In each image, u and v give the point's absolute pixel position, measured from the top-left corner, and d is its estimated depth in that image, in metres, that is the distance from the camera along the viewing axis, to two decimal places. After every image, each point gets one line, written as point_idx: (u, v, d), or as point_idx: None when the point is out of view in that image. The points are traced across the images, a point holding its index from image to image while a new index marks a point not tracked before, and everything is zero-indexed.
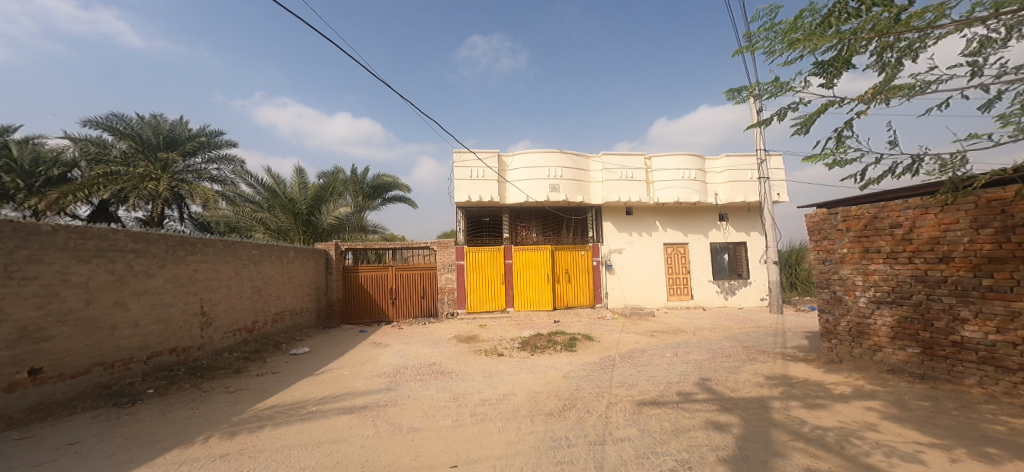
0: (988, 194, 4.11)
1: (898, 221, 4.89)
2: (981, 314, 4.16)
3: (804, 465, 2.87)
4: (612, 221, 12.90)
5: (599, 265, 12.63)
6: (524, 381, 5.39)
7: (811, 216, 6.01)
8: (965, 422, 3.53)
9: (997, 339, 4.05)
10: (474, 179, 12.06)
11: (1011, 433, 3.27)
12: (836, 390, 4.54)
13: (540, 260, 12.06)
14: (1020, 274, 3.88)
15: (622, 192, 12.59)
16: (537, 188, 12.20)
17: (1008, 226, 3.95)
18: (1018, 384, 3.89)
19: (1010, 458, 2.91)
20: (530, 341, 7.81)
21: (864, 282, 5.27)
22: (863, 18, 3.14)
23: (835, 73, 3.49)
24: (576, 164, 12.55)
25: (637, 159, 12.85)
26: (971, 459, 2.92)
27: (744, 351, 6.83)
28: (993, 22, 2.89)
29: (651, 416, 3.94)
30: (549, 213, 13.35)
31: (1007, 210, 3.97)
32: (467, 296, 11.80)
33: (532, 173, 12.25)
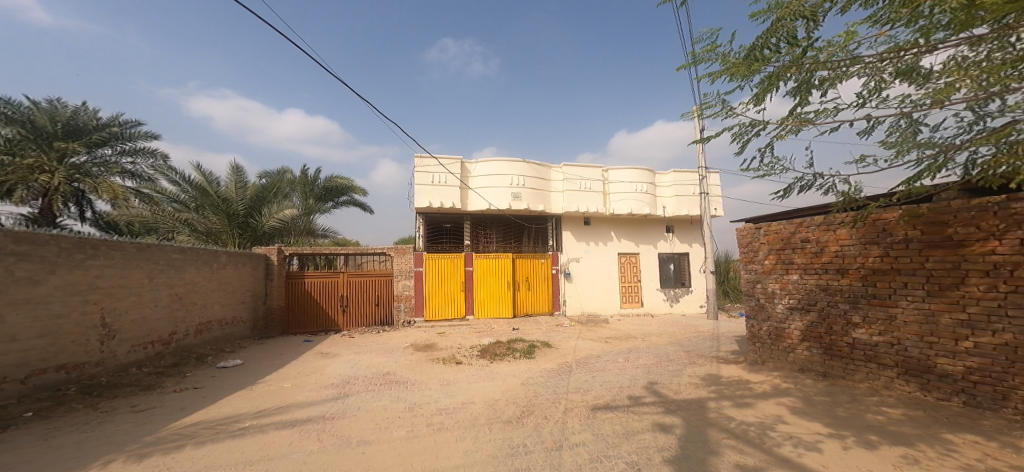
0: (873, 215, 4.73)
1: (808, 236, 5.48)
2: (867, 319, 4.78)
3: (735, 461, 3.08)
4: (571, 231, 13.23)
5: (557, 274, 12.91)
6: (483, 388, 5.33)
7: (741, 231, 6.56)
8: (855, 414, 4.01)
9: (879, 340, 4.67)
10: (435, 185, 11.84)
11: (889, 422, 3.76)
12: (758, 389, 4.98)
13: (501, 269, 12.13)
14: (896, 283, 4.52)
15: (580, 203, 12.99)
16: (499, 196, 12.23)
17: (889, 242, 4.58)
18: (893, 379, 4.53)
19: (889, 443, 3.35)
20: (489, 349, 7.74)
21: (781, 290, 5.84)
22: (777, 49, 3.54)
23: (761, 97, 3.86)
24: (538, 173, 12.76)
25: (594, 171, 13.36)
26: (858, 446, 3.32)
27: (687, 354, 7.29)
28: (885, 66, 3.41)
29: (604, 421, 4.06)
30: (510, 221, 13.52)
31: (887, 229, 4.61)
32: (425, 304, 11.46)
33: (494, 180, 12.28)
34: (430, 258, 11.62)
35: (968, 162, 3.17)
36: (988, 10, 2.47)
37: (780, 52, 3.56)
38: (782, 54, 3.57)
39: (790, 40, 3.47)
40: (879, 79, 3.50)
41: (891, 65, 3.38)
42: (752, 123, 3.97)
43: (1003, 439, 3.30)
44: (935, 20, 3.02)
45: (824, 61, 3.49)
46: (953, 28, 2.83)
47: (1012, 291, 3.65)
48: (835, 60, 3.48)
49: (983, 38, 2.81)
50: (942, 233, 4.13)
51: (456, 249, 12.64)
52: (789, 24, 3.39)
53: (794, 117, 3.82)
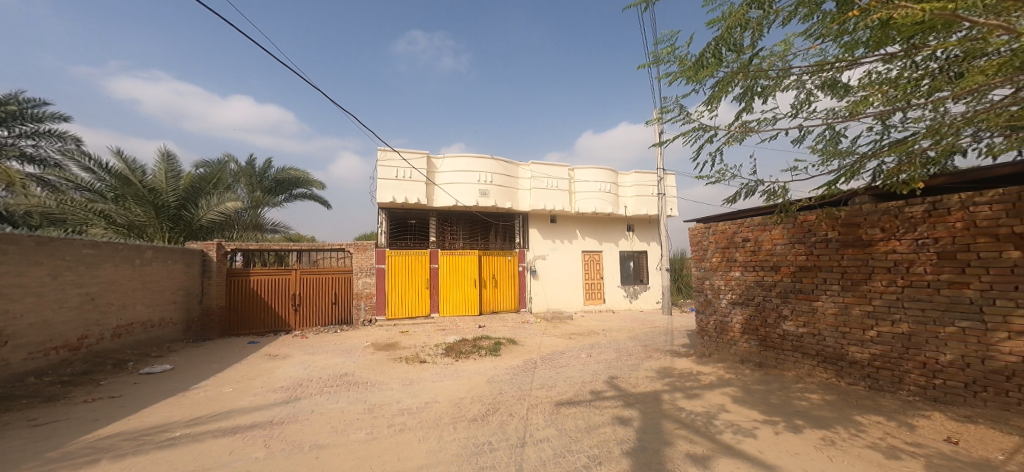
0: (801, 217, 5.16)
1: (748, 235, 5.88)
2: (795, 312, 5.22)
3: (686, 451, 3.26)
4: (537, 228, 13.36)
5: (523, 271, 12.99)
6: (448, 387, 5.26)
7: (693, 230, 6.92)
8: (784, 400, 4.38)
9: (804, 331, 5.13)
10: (400, 180, 11.50)
11: (812, 407, 4.14)
12: (705, 380, 5.29)
13: (467, 266, 12.03)
14: (818, 279, 4.97)
15: (547, 201, 13.11)
16: (466, 192, 12.08)
17: (813, 241, 5.02)
18: (814, 366, 5.00)
19: (811, 427, 3.68)
20: (454, 347, 7.65)
21: (725, 286, 6.24)
22: (726, 55, 3.77)
23: (712, 102, 4.09)
24: (506, 171, 12.73)
25: (560, 169, 13.55)
26: (786, 430, 3.63)
27: (644, 349, 7.60)
28: (816, 78, 3.73)
29: (567, 416, 4.15)
30: (477, 218, 13.48)
31: (811, 229, 5.04)
32: (387, 301, 11.16)
33: (461, 176, 12.11)
34: (393, 255, 11.32)
35: (875, 169, 3.56)
36: (900, 31, 2.77)
37: (728, 59, 3.79)
38: (730, 61, 3.80)
39: (736, 48, 3.72)
40: (811, 90, 3.82)
41: (820, 78, 3.70)
42: (704, 126, 4.20)
43: (899, 418, 3.73)
44: (857, 37, 3.33)
45: (768, 70, 3.75)
46: (871, 46, 3.15)
47: (908, 286, 4.12)
48: (775, 70, 3.75)
49: (893, 56, 3.14)
50: (854, 234, 4.59)
51: (421, 245, 12.46)
52: (735, 33, 3.61)
53: (740, 124, 4.10)
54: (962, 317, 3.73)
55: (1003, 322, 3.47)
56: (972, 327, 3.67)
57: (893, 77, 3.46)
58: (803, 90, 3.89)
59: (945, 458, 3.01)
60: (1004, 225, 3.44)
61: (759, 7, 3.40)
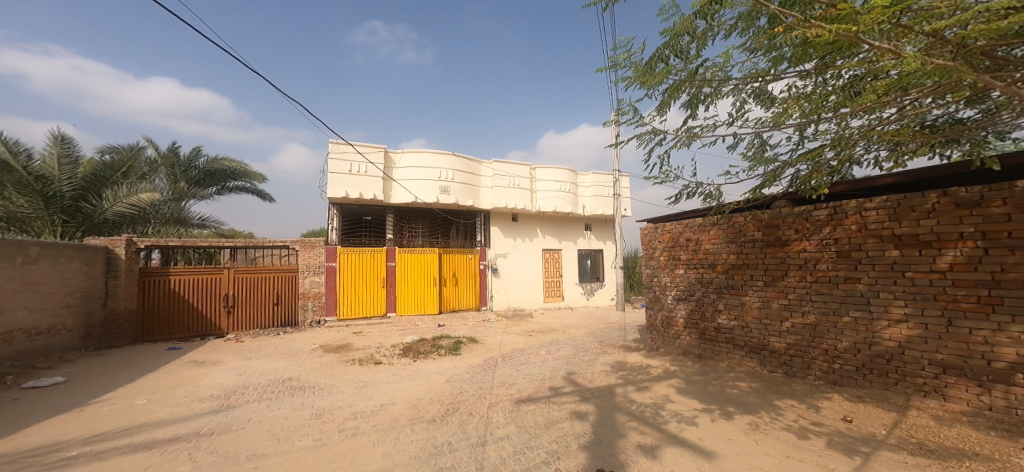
0: (733, 219, 5.56)
1: (690, 235, 6.26)
2: (727, 306, 5.64)
3: (637, 442, 3.41)
4: (498, 226, 13.36)
5: (484, 269, 12.94)
6: (405, 388, 5.13)
7: (644, 230, 7.25)
8: (719, 389, 4.72)
9: (734, 324, 5.55)
10: (354, 174, 11.04)
11: (742, 394, 4.49)
12: (653, 372, 5.58)
13: (426, 264, 11.78)
14: (745, 276, 5.41)
15: (509, 199, 13.10)
16: (426, 189, 11.81)
17: (742, 241, 5.45)
18: (742, 357, 5.43)
19: (740, 413, 4.00)
20: (412, 347, 7.48)
21: (671, 283, 6.59)
22: (674, 63, 3.98)
23: (663, 107, 4.31)
24: (468, 168, 12.59)
25: (522, 168, 13.62)
26: (721, 417, 3.92)
27: (599, 344, 7.86)
28: (748, 90, 4.05)
29: (527, 413, 4.19)
30: (437, 216, 13.02)
31: (741, 229, 5.46)
32: (340, 301, 10.70)
33: (421, 172, 11.82)
34: (347, 252, 10.88)
35: (791, 176, 3.96)
36: (814, 50, 3.09)
37: (676, 67, 4.01)
38: (677, 69, 4.01)
39: (683, 56, 3.94)
40: (744, 100, 4.15)
41: (752, 90, 4.02)
42: (654, 130, 4.42)
43: (808, 401, 4.15)
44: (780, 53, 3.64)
45: (711, 78, 4.00)
46: (791, 62, 3.48)
47: (815, 282, 4.62)
48: (716, 79, 4.02)
49: (808, 73, 3.50)
50: (774, 234, 5.04)
51: (377, 242, 11.93)
52: (681, 41, 3.82)
53: (685, 129, 4.36)
54: (855, 307, 4.25)
55: (885, 311, 4.00)
56: (862, 316, 4.18)
57: (806, 91, 3.81)
58: (738, 99, 4.18)
59: (843, 435, 3.40)
60: (888, 227, 3.98)
61: (704, 19, 3.60)
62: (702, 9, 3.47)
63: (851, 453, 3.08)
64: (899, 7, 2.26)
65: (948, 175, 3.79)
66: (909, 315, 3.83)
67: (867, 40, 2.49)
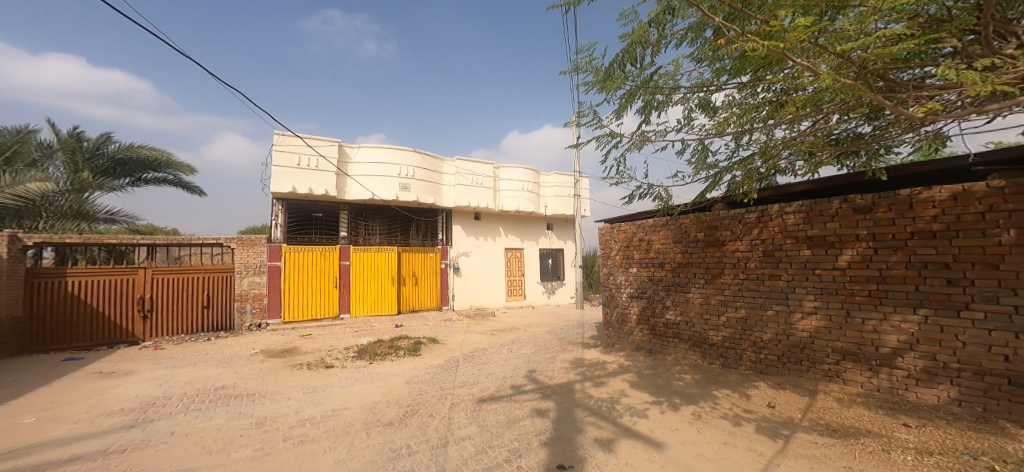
0: (679, 220, 5.87)
1: (643, 236, 6.53)
2: (674, 302, 5.96)
3: (595, 436, 3.52)
4: (460, 225, 13.23)
5: (446, 268, 12.78)
6: (361, 392, 4.95)
7: (601, 230, 7.48)
8: (667, 382, 4.97)
9: (680, 319, 5.88)
10: (303, 169, 10.45)
11: (687, 385, 4.76)
12: (609, 368, 5.77)
13: (384, 263, 11.45)
14: (688, 274, 5.74)
15: (471, 198, 13.04)
16: (384, 186, 11.45)
17: (687, 241, 5.77)
18: (686, 350, 5.75)
19: (685, 404, 4.23)
20: (369, 349, 7.24)
21: (625, 281, 6.86)
22: (630, 69, 4.14)
23: (620, 111, 4.46)
24: (429, 165, 12.34)
25: (485, 167, 13.57)
26: (670, 408, 4.13)
27: (559, 342, 8.01)
28: (695, 99, 4.30)
29: (489, 412, 4.18)
30: (395, 214, 12.91)
31: (686, 230, 5.78)
32: (287, 302, 10.11)
33: (379, 169, 11.46)
34: (293, 251, 10.25)
35: (728, 180, 4.27)
36: (749, 64, 3.33)
37: (631, 73, 4.16)
38: (633, 76, 4.18)
39: (639, 63, 4.10)
40: (691, 108, 4.39)
41: (698, 99, 4.27)
42: (611, 133, 4.57)
43: (740, 389, 4.48)
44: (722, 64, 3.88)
45: (663, 85, 4.19)
46: (731, 74, 3.73)
47: (745, 279, 5.00)
48: (668, 86, 4.21)
49: (745, 86, 3.77)
50: (713, 235, 5.40)
51: (329, 241, 11.44)
52: (638, 48, 3.98)
53: (638, 133, 4.55)
54: (777, 302, 4.66)
55: (799, 305, 4.44)
56: (783, 310, 4.60)
57: (743, 102, 4.12)
58: (686, 107, 4.42)
59: (768, 420, 3.69)
60: (803, 229, 4.43)
61: (658, 28, 3.76)
62: (655, 18, 3.63)
63: (774, 437, 3.34)
64: (817, 28, 2.48)
65: (850, 184, 4.25)
66: (818, 308, 4.28)
67: (791, 56, 2.70)
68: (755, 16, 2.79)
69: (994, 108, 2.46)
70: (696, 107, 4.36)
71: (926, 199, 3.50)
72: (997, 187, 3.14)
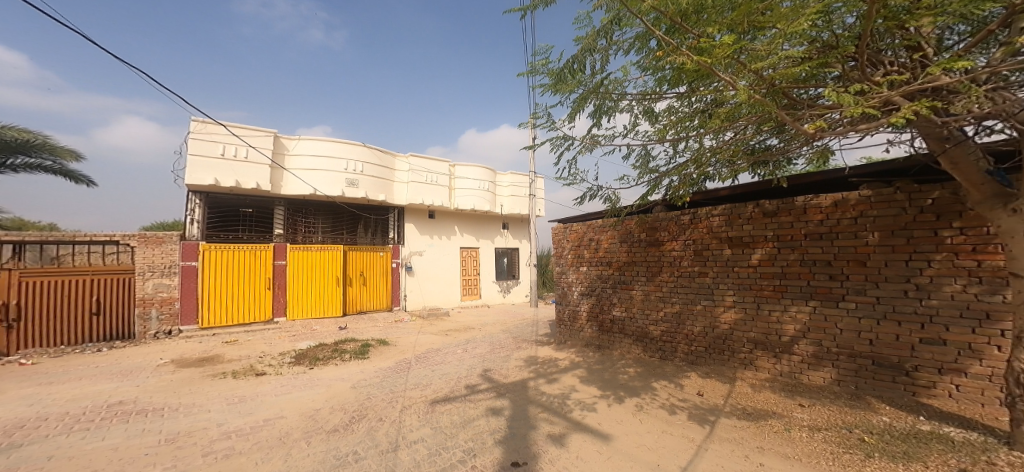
0: (625, 222, 6.14)
1: (594, 236, 6.74)
2: (620, 299, 6.23)
3: (547, 431, 3.59)
4: (413, 223, 12.91)
5: (397, 268, 12.40)
6: (302, 399, 4.68)
7: (554, 230, 7.64)
8: (614, 376, 5.18)
9: (625, 315, 6.15)
10: (227, 159, 9.59)
11: (631, 378, 5.01)
12: (562, 364, 5.92)
13: (327, 263, 10.89)
14: (632, 272, 6.03)
15: (424, 195, 12.75)
16: (328, 181, 10.86)
17: (631, 241, 6.05)
18: (630, 345, 6.04)
19: (628, 396, 4.44)
20: (309, 354, 6.86)
21: (576, 279, 7.06)
22: (580, 74, 4.27)
23: (574, 114, 4.56)
24: (380, 160, 11.89)
25: (440, 164, 13.32)
26: (618, 401, 4.31)
27: (514, 340, 8.07)
28: (639, 107, 4.51)
29: (443, 413, 4.12)
30: (341, 210, 12.17)
31: (631, 231, 6.06)
32: (204, 306, 9.19)
33: (323, 162, 10.85)
34: (211, 250, 9.33)
35: (666, 185, 4.56)
36: (685, 77, 3.58)
37: (581, 77, 4.29)
38: (584, 81, 4.31)
39: (590, 69, 4.23)
40: (636, 115, 4.60)
41: (642, 106, 4.48)
42: (563, 135, 4.67)
43: (674, 380, 4.78)
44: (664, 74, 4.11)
45: (612, 91, 4.35)
46: (670, 84, 3.96)
47: (679, 277, 5.36)
48: (617, 92, 4.38)
49: (683, 96, 4.02)
50: (652, 235, 5.73)
51: (262, 239, 10.58)
52: (590, 55, 4.11)
53: (588, 136, 4.69)
54: (704, 297, 5.04)
55: (721, 299, 4.86)
56: (709, 304, 4.99)
57: (680, 110, 4.35)
58: (632, 113, 4.62)
59: (697, 408, 3.97)
60: (724, 230, 4.86)
61: (605, 36, 3.91)
62: (604, 26, 3.76)
63: (702, 423, 3.60)
64: (738, 46, 2.71)
65: (763, 191, 4.70)
66: (736, 302, 4.72)
67: (717, 71, 2.91)
68: (691, 31, 2.99)
69: (865, 128, 2.80)
70: (640, 114, 4.58)
71: (815, 205, 4.07)
72: (866, 195, 3.75)
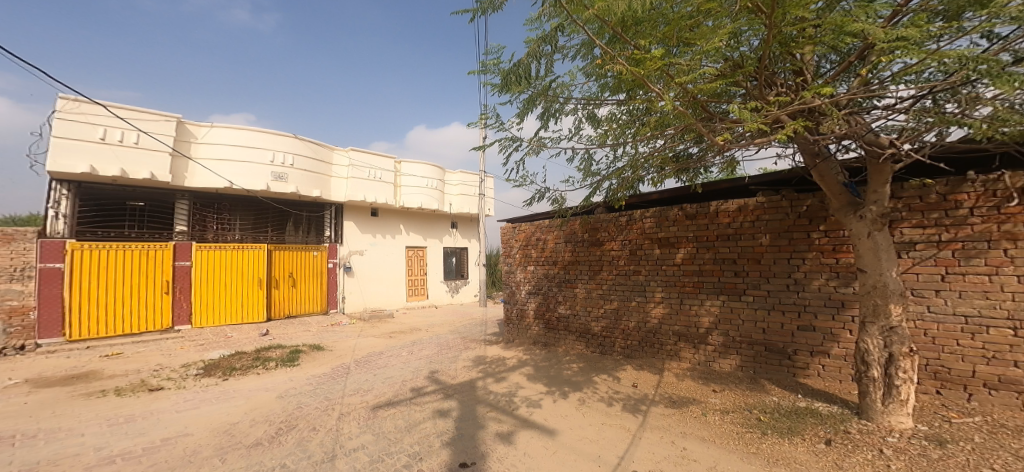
0: (570, 222, 6.33)
1: (541, 236, 6.87)
2: (565, 297, 6.41)
3: (496, 430, 3.60)
4: (352, 221, 12.32)
5: (334, 268, 11.81)
6: (220, 413, 4.27)
7: (503, 229, 7.68)
8: (560, 371, 5.33)
9: (570, 313, 6.34)
10: (111, 145, 8.25)
11: (575, 374, 5.18)
12: (510, 363, 5.98)
13: (247, 263, 9.95)
14: (576, 270, 6.24)
15: (366, 192, 12.23)
16: (251, 174, 9.94)
17: (576, 241, 6.26)
18: (575, 341, 6.24)
19: (572, 391, 4.59)
20: (222, 364, 6.28)
21: (524, 279, 7.16)
22: (528, 77, 4.32)
23: (523, 116, 4.61)
24: (316, 154, 11.20)
25: (384, 161, 12.85)
26: (563, 396, 4.43)
27: (462, 340, 8.00)
28: (583, 112, 4.67)
29: (385, 418, 3.98)
30: (264, 205, 10.90)
31: (575, 231, 6.27)
32: (75, 317, 7.74)
33: (243, 153, 9.91)
34: (82, 250, 7.86)
35: (607, 188, 4.77)
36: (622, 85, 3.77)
37: (529, 80, 4.35)
38: (532, 84, 4.38)
39: (537, 73, 4.31)
40: (581, 119, 4.77)
41: (586, 111, 4.65)
42: (512, 137, 4.72)
43: (612, 373, 5.02)
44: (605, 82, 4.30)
45: (559, 95, 4.47)
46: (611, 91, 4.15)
47: (616, 275, 5.64)
48: (563, 96, 4.51)
49: (622, 103, 4.23)
50: (594, 235, 5.98)
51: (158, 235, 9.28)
52: (537, 59, 4.18)
53: (535, 139, 4.79)
54: (638, 294, 5.36)
55: (651, 295, 5.20)
56: (641, 300, 5.31)
57: (619, 118, 4.57)
58: (577, 117, 4.78)
59: (630, 399, 4.21)
60: (654, 231, 5.19)
61: (549, 43, 4.00)
62: (548, 33, 3.84)
63: (635, 413, 3.82)
64: (667, 60, 2.90)
65: (688, 195, 5.09)
66: (663, 297, 5.07)
67: (650, 82, 3.10)
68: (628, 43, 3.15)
69: (761, 141, 3.14)
70: (585, 119, 4.75)
71: (724, 210, 4.50)
72: (761, 202, 4.23)
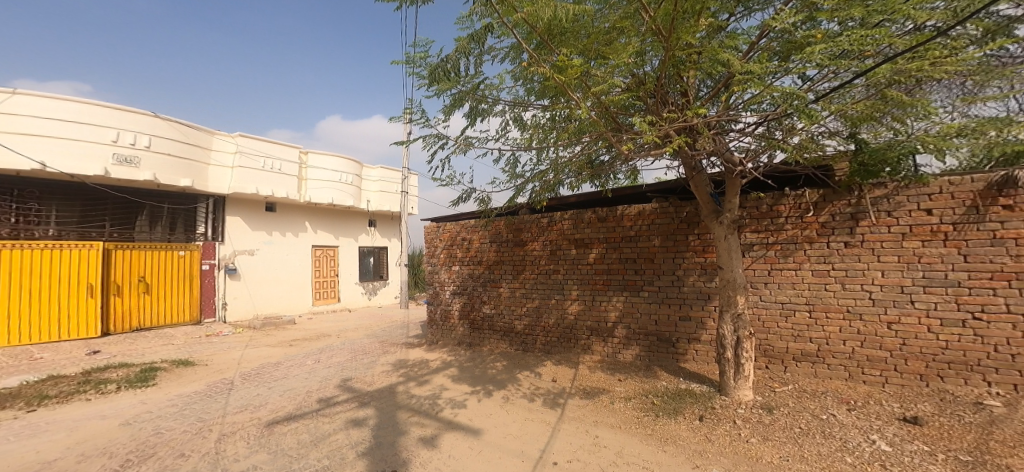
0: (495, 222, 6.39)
1: (467, 235, 6.83)
2: (489, 297, 6.47)
3: (417, 435, 3.50)
4: (240, 216, 10.95)
5: (212, 270, 10.26)
6: (50, 447, 3.48)
7: (427, 228, 7.48)
8: (484, 371, 5.37)
9: (495, 312, 6.40)
10: None
11: (500, 372, 5.25)
12: (432, 365, 5.85)
13: (77, 265, 7.93)
14: (500, 270, 6.33)
15: (261, 184, 10.96)
16: (83, 155, 7.95)
17: (500, 241, 6.34)
18: (499, 340, 6.33)
19: (495, 389, 4.64)
20: (29, 392, 5.03)
21: (449, 279, 7.06)
22: (455, 74, 4.26)
23: (449, 113, 4.54)
24: (194, 138, 9.70)
25: (285, 151, 11.73)
26: (487, 395, 4.46)
27: (381, 344, 7.63)
28: (509, 113, 4.74)
29: (284, 434, 3.63)
30: (106, 195, 8.80)
31: (499, 230, 6.35)
32: None
33: (69, 129, 7.83)
34: None
35: (530, 189, 4.89)
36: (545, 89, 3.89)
37: (455, 78, 4.29)
38: (459, 83, 4.33)
39: (464, 72, 4.28)
40: (507, 121, 4.84)
41: (512, 113, 4.73)
42: (438, 134, 4.62)
43: (534, 369, 5.19)
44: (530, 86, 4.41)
45: (485, 95, 4.47)
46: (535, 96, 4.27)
47: (537, 274, 5.84)
48: (491, 97, 4.53)
49: (544, 108, 4.38)
50: (517, 236, 6.12)
51: None
52: (465, 56, 4.14)
53: (461, 137, 4.75)
54: (557, 292, 5.61)
55: (568, 292, 5.47)
56: (560, 298, 5.57)
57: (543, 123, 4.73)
58: (504, 119, 4.83)
59: (550, 393, 4.38)
60: (572, 232, 5.47)
61: (477, 43, 3.98)
62: (477, 32, 3.82)
63: (553, 406, 3.99)
64: (584, 70, 3.06)
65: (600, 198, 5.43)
66: (579, 295, 5.37)
67: (569, 90, 3.23)
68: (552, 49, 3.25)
69: (656, 152, 3.49)
70: (510, 120, 4.82)
71: (629, 214, 4.88)
72: (655, 209, 4.69)
